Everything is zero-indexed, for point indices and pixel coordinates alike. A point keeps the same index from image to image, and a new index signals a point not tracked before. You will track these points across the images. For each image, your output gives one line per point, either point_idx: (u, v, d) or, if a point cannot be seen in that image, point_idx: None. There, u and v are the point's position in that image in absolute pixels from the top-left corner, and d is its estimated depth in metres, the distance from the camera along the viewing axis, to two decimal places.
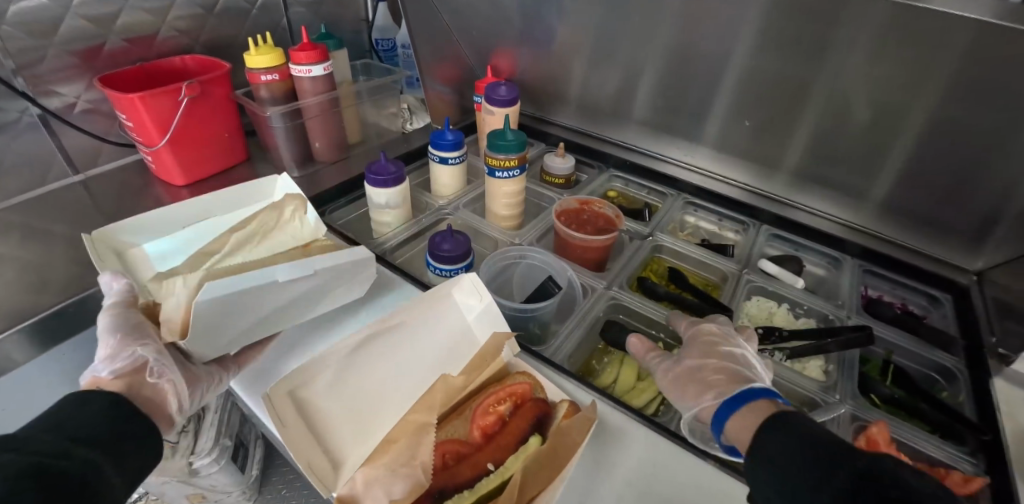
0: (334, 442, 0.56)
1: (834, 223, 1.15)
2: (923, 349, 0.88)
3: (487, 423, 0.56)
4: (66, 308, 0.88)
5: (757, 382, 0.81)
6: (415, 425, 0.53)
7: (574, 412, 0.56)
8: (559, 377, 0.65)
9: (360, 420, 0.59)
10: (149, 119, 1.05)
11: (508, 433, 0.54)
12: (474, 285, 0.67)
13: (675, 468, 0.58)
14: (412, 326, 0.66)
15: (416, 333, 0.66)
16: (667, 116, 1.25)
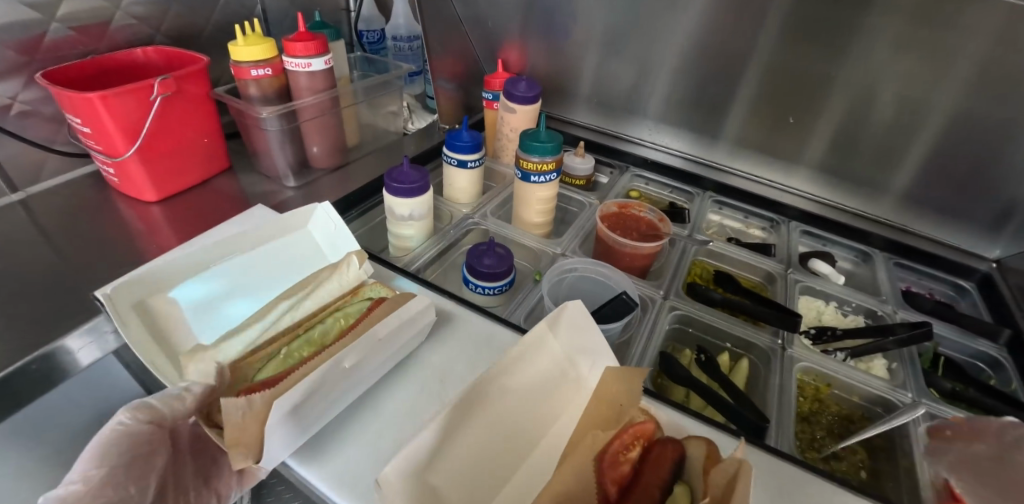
0: None
1: (858, 217, 1.15)
2: (967, 338, 0.89)
3: (620, 474, 0.47)
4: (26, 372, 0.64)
5: (830, 387, 0.78)
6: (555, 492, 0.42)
7: (715, 452, 0.48)
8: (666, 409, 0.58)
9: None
10: (111, 123, 0.88)
11: (649, 485, 0.45)
12: (579, 314, 0.55)
13: (804, 494, 0.54)
14: (521, 375, 0.51)
15: (528, 384, 0.51)
16: (687, 111, 1.22)
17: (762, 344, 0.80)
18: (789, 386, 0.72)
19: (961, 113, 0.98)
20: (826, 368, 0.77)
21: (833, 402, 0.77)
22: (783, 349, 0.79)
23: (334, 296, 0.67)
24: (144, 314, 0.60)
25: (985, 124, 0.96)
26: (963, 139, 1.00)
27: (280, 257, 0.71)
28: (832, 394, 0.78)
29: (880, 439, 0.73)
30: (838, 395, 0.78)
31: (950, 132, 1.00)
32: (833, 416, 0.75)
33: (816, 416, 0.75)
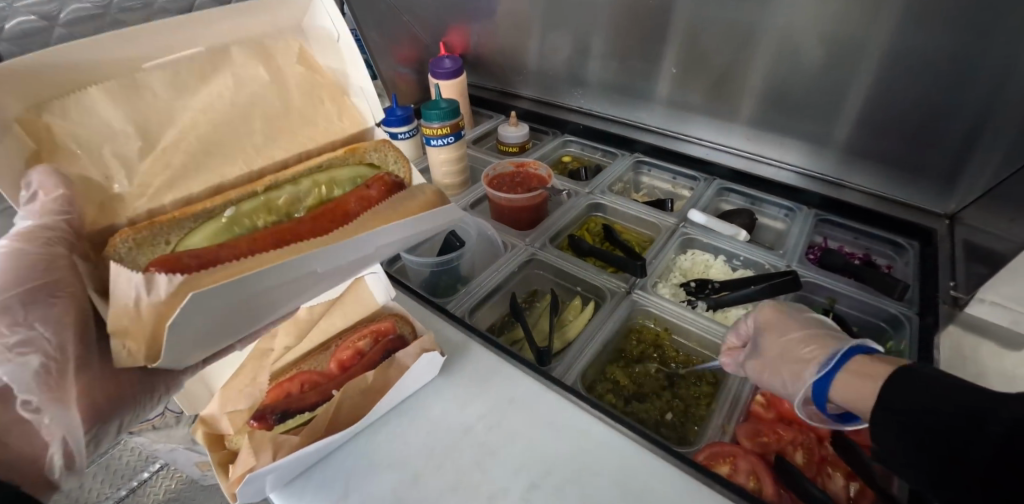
0: None
1: (803, 177, 1.05)
2: (869, 296, 0.80)
3: (345, 357, 0.59)
4: None
5: (670, 332, 0.77)
6: (260, 351, 0.58)
7: None
8: (442, 322, 0.71)
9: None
10: None
11: (363, 364, 0.58)
12: None
13: (535, 406, 0.59)
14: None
15: None
16: (620, 76, 1.20)
17: (607, 287, 0.81)
18: (609, 325, 0.74)
19: (897, 52, 0.85)
20: (663, 312, 0.77)
21: (672, 348, 0.77)
22: (627, 291, 0.80)
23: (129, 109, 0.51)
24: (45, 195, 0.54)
25: (926, 65, 0.83)
26: (910, 86, 0.87)
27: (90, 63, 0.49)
28: (673, 341, 0.77)
29: (707, 386, 0.71)
30: (679, 342, 0.77)
31: (891, 79, 0.88)
32: (665, 360, 0.75)
33: (644, 359, 0.75)
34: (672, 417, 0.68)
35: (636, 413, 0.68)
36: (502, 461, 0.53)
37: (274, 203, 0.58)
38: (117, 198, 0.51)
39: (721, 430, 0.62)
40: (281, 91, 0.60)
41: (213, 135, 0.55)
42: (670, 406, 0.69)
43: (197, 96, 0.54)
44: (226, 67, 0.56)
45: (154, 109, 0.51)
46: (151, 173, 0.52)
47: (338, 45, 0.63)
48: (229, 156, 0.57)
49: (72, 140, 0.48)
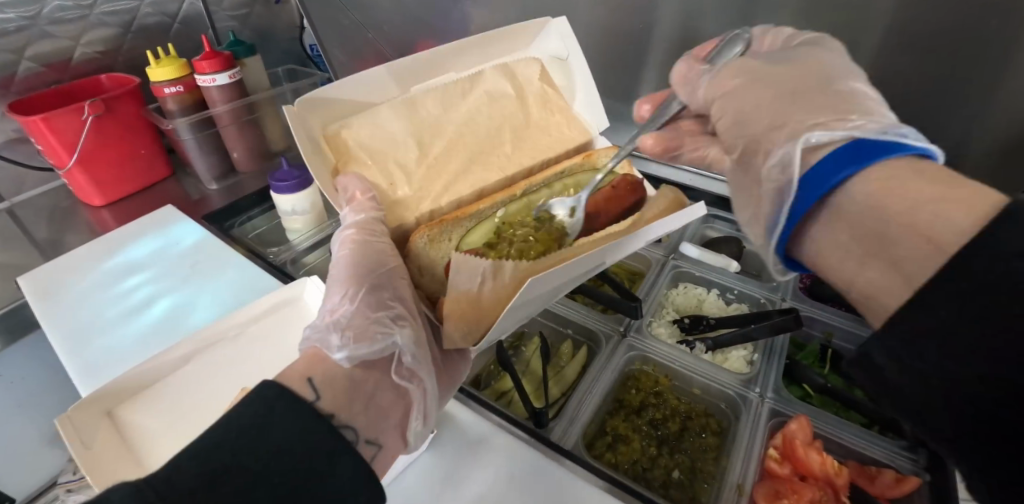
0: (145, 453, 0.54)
1: None
2: (865, 329, 0.79)
3: None
4: None
5: (670, 378, 0.72)
6: None
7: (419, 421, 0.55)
8: None
9: (181, 402, 0.58)
10: (56, 142, 1.06)
11: None
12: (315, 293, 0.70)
13: (536, 482, 0.52)
14: (260, 321, 0.68)
15: (257, 334, 0.66)
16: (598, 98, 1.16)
17: (601, 331, 0.75)
18: (608, 375, 0.69)
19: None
20: (663, 357, 0.72)
21: (674, 395, 0.72)
22: (623, 335, 0.74)
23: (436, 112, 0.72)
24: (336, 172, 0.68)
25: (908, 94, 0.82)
26: None
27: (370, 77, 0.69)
28: (673, 387, 0.72)
29: (712, 437, 0.67)
30: (679, 388, 0.73)
31: None
32: (668, 409, 0.69)
33: (647, 410, 0.69)
34: (680, 475, 0.63)
35: (643, 476, 0.62)
36: None
37: (532, 203, 0.72)
38: (400, 201, 0.70)
39: (737, 492, 0.58)
40: (523, 107, 0.76)
41: (472, 147, 0.73)
42: (677, 463, 0.64)
43: (457, 113, 0.73)
44: (478, 86, 0.75)
45: (422, 128, 0.71)
46: (424, 184, 0.71)
47: (568, 63, 0.78)
48: (487, 165, 0.74)
49: (357, 147, 0.68)
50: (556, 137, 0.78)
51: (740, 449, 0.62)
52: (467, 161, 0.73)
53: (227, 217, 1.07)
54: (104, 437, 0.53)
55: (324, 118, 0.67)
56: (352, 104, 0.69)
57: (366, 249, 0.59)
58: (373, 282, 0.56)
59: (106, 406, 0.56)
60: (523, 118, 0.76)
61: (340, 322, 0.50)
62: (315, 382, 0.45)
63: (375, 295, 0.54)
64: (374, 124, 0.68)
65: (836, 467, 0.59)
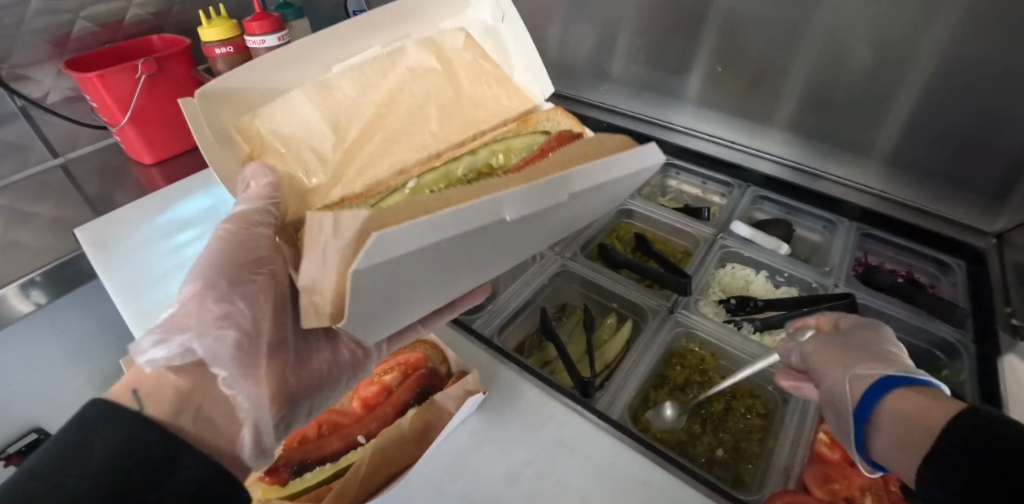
0: None
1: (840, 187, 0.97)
2: (922, 319, 0.76)
3: (369, 394, 0.54)
4: (34, 277, 0.89)
5: (716, 358, 0.71)
6: None
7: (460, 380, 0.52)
8: (474, 346, 0.64)
9: None
10: (110, 99, 1.08)
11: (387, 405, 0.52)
12: None
13: (587, 446, 0.53)
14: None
15: None
16: (644, 74, 1.12)
17: (648, 306, 0.74)
18: (655, 350, 0.68)
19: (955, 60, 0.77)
20: (710, 335, 0.70)
21: (719, 374, 0.71)
22: (670, 311, 0.73)
23: (362, 88, 0.61)
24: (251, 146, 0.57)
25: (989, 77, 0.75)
26: (969, 96, 0.79)
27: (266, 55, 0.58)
28: (719, 366, 0.71)
29: (758, 419, 0.66)
30: (726, 367, 0.71)
31: (945, 87, 0.80)
32: (714, 387, 0.69)
33: (691, 387, 0.68)
34: (724, 453, 0.62)
35: (688, 450, 0.62)
36: None
37: (454, 173, 0.61)
38: (312, 190, 0.59)
39: (786, 472, 0.57)
40: (455, 80, 0.66)
41: (398, 128, 0.62)
42: (722, 441, 0.63)
43: (377, 92, 0.61)
44: (405, 60, 0.63)
45: (334, 110, 0.59)
46: (344, 160, 0.59)
47: (500, 32, 0.69)
48: (414, 147, 0.63)
49: (269, 134, 0.57)
50: (495, 112, 0.68)
51: (790, 431, 0.61)
52: (389, 144, 0.62)
53: None
54: None
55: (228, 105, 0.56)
56: (252, 85, 0.58)
57: (241, 236, 0.50)
58: (238, 266, 0.47)
59: None
60: (459, 90, 0.66)
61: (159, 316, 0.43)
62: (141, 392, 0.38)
63: (233, 285, 0.45)
64: (285, 110, 0.58)
65: None
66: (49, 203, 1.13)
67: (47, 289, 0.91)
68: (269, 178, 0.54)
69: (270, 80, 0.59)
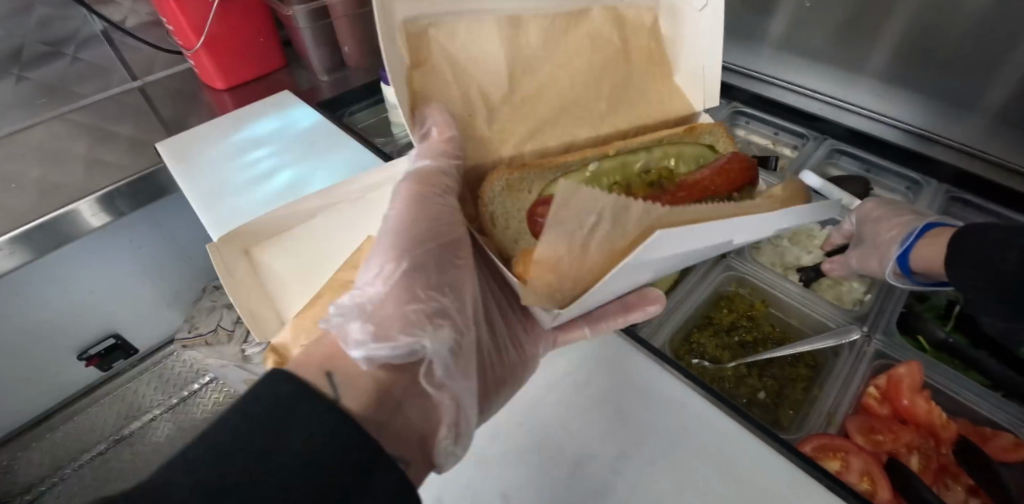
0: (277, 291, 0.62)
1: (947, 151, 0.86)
2: None
3: None
4: (120, 187, 0.95)
5: (766, 305, 0.70)
6: (340, 282, 0.55)
7: None
8: None
9: (308, 251, 0.63)
10: (185, 22, 1.14)
11: None
12: None
13: (626, 367, 0.54)
14: (381, 187, 0.67)
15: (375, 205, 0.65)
16: (724, 16, 1.02)
17: None
18: (704, 289, 0.67)
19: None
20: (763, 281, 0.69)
21: (768, 321, 0.69)
22: (723, 256, 0.72)
23: (545, 31, 0.59)
24: (419, 59, 0.54)
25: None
26: None
27: None
28: (769, 314, 0.70)
29: (805, 369, 0.63)
30: (776, 315, 0.70)
31: None
32: (761, 332, 0.67)
33: (737, 330, 0.67)
34: (766, 397, 0.61)
35: (728, 389, 0.61)
36: (591, 422, 0.50)
37: (630, 167, 0.62)
38: (485, 143, 0.62)
39: (827, 419, 0.56)
40: (627, 60, 0.64)
41: (563, 96, 0.62)
42: (765, 385, 0.62)
43: (558, 48, 0.61)
44: (583, 24, 0.62)
45: (521, 58, 0.59)
46: (512, 126, 0.61)
47: (682, 10, 0.64)
48: (580, 119, 0.64)
49: (444, 58, 0.55)
50: (653, 105, 0.68)
51: (838, 379, 0.60)
52: (556, 116, 0.63)
53: (336, 107, 1.11)
54: (245, 272, 0.59)
55: (416, 6, 0.51)
56: (464, 29, 0.56)
57: (422, 200, 0.54)
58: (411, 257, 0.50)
59: (243, 244, 0.60)
60: (625, 74, 0.65)
61: (365, 311, 0.45)
62: (335, 378, 0.40)
63: (410, 281, 0.48)
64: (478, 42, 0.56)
65: (946, 420, 0.55)
66: (125, 121, 1.17)
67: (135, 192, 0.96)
68: (447, 130, 0.55)
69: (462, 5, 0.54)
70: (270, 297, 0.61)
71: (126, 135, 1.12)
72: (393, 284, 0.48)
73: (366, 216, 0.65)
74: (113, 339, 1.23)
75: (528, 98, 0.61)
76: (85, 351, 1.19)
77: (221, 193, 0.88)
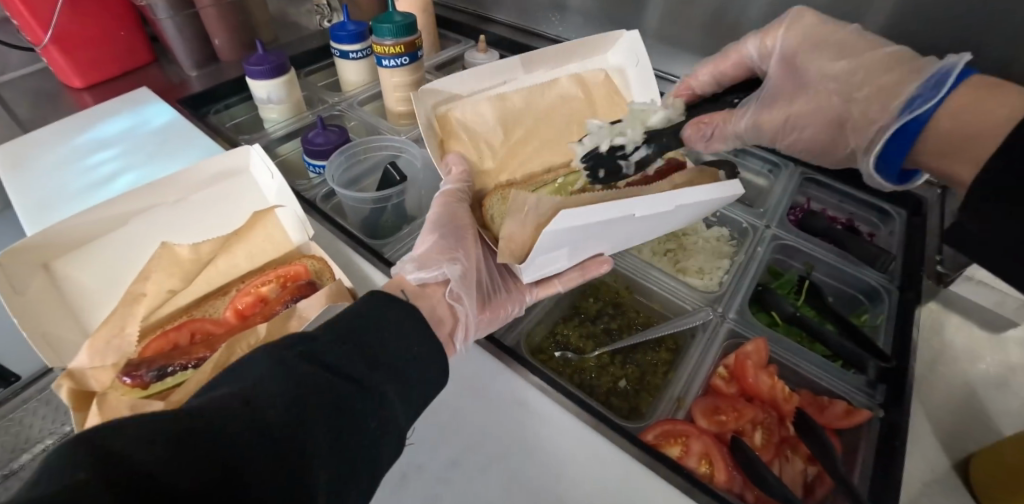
0: (85, 309, 0.54)
1: None
2: (849, 265, 0.73)
3: (244, 305, 0.51)
4: None
5: (631, 291, 0.71)
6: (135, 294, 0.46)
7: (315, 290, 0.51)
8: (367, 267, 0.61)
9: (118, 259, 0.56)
10: (30, 17, 1.01)
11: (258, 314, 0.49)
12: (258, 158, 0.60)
13: (470, 367, 0.52)
14: (206, 188, 0.60)
15: (198, 203, 0.59)
16: (607, 7, 1.02)
17: None
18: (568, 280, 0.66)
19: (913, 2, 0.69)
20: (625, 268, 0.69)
21: (634, 307, 0.70)
22: None
23: (532, 97, 0.69)
24: (442, 120, 0.67)
25: (949, 21, 0.67)
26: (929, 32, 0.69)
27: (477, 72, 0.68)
28: (635, 300, 0.70)
29: (666, 353, 0.64)
30: (642, 301, 0.70)
31: (902, 19, 0.70)
32: (626, 319, 0.67)
33: (602, 318, 0.67)
34: (627, 385, 0.60)
35: (589, 381, 0.60)
36: (424, 430, 0.47)
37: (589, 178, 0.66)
38: (484, 172, 0.67)
39: (676, 404, 0.56)
40: (589, 105, 0.69)
41: (547, 138, 0.68)
42: (626, 373, 0.61)
43: (535, 112, 0.69)
44: (557, 90, 0.70)
45: (510, 117, 0.68)
46: (505, 165, 0.68)
47: (628, 73, 0.69)
48: (556, 152, 0.69)
49: (461, 128, 0.67)
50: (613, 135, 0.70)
51: (692, 362, 0.60)
52: (541, 145, 0.68)
53: (203, 103, 1.02)
54: (36, 290, 0.51)
55: (435, 99, 0.67)
56: (461, 81, 0.68)
57: (449, 204, 0.60)
58: (444, 231, 0.57)
59: (42, 258, 0.52)
60: (592, 112, 0.69)
61: (414, 256, 0.53)
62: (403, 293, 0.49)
63: (448, 244, 0.55)
64: (476, 111, 0.68)
65: (787, 392, 0.56)
66: None
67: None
68: (461, 166, 0.65)
69: (471, 79, 0.68)
70: (74, 317, 0.53)
71: None
72: (435, 246, 0.54)
73: (188, 216, 0.59)
74: None
75: (511, 116, 0.68)
76: None
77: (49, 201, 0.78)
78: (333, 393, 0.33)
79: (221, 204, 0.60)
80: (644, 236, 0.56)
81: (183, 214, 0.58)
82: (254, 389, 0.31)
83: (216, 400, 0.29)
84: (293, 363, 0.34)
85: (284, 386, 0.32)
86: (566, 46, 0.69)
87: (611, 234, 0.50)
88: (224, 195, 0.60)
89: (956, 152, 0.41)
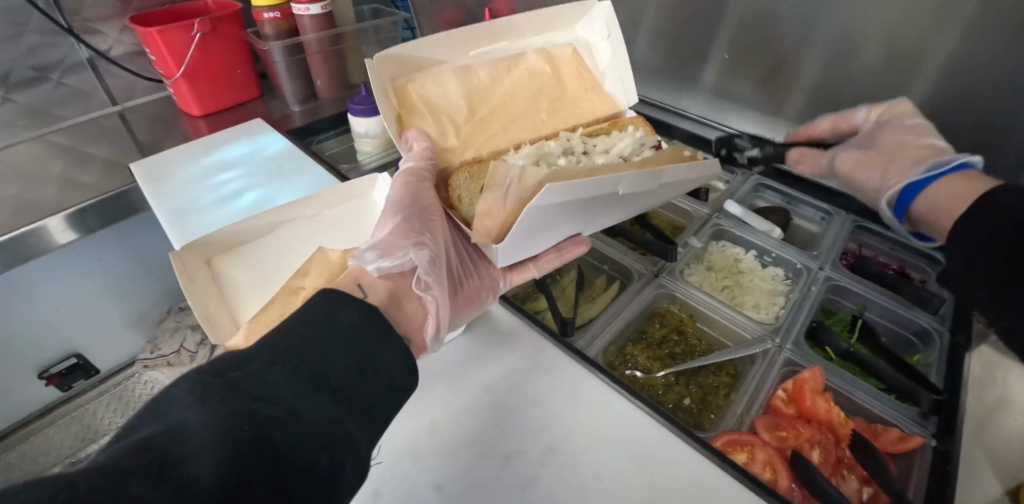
0: (234, 296, 0.63)
1: None
2: (900, 307, 0.77)
3: None
4: (89, 206, 0.94)
5: (694, 319, 0.77)
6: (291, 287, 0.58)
7: None
8: None
9: (266, 260, 0.67)
10: (168, 54, 1.19)
11: None
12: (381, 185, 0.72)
13: (557, 372, 0.59)
14: (335, 208, 0.72)
15: (329, 219, 0.72)
16: (665, 60, 1.10)
17: (635, 269, 0.80)
18: (637, 306, 0.74)
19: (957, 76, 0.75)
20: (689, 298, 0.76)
21: (695, 335, 0.76)
22: (655, 275, 0.79)
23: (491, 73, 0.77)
24: (403, 94, 0.73)
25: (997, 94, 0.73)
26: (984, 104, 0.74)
27: (443, 42, 0.74)
28: (696, 328, 0.77)
29: (727, 376, 0.70)
30: (702, 329, 0.77)
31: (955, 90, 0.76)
32: (689, 345, 0.74)
33: (666, 342, 0.74)
34: (691, 403, 0.67)
35: (656, 394, 0.67)
36: (521, 421, 0.55)
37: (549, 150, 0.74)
38: (449, 149, 0.74)
39: (740, 419, 0.62)
40: (560, 82, 0.80)
41: (511, 114, 0.77)
42: (690, 392, 0.68)
43: (501, 86, 0.78)
44: (517, 64, 0.78)
45: (471, 92, 0.76)
46: (469, 137, 0.76)
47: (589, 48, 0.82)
48: (523, 128, 0.77)
49: (421, 101, 0.73)
50: (589, 110, 0.81)
51: (754, 384, 0.66)
52: (512, 122, 0.77)
53: (306, 134, 1.17)
54: (203, 277, 0.61)
55: (395, 72, 0.73)
56: (420, 51, 0.74)
57: (412, 188, 0.65)
58: (405, 218, 0.61)
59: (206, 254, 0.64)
60: (558, 89, 0.80)
61: (376, 244, 0.56)
62: (364, 287, 0.53)
63: (411, 228, 0.59)
64: (437, 83, 0.74)
65: (843, 417, 0.60)
66: (102, 145, 1.18)
67: (85, 225, 0.95)
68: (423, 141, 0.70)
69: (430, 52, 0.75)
70: (226, 303, 0.62)
71: (103, 159, 1.12)
72: (398, 231, 0.59)
73: (322, 229, 0.71)
74: (74, 358, 1.20)
75: (474, 88, 0.76)
76: (46, 368, 1.16)
77: (182, 210, 0.89)
78: (261, 427, 0.33)
79: (347, 221, 0.72)
80: (609, 215, 0.64)
81: (317, 227, 0.71)
82: (176, 432, 0.31)
83: (127, 454, 0.28)
84: (218, 396, 0.34)
85: (204, 429, 0.31)
86: (535, 18, 0.78)
87: (583, 209, 0.58)
88: (349, 215, 0.72)
89: (946, 209, 0.51)
